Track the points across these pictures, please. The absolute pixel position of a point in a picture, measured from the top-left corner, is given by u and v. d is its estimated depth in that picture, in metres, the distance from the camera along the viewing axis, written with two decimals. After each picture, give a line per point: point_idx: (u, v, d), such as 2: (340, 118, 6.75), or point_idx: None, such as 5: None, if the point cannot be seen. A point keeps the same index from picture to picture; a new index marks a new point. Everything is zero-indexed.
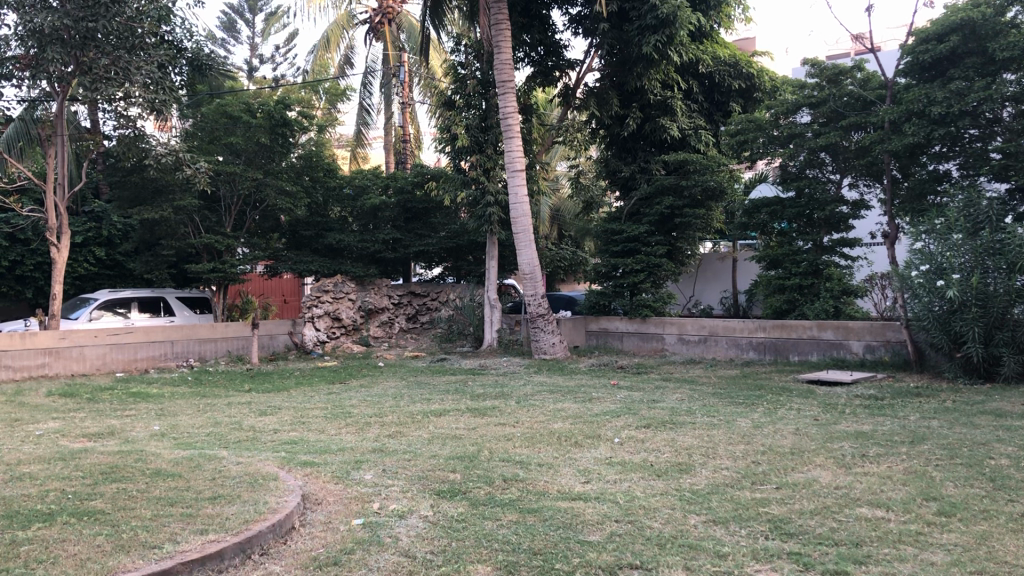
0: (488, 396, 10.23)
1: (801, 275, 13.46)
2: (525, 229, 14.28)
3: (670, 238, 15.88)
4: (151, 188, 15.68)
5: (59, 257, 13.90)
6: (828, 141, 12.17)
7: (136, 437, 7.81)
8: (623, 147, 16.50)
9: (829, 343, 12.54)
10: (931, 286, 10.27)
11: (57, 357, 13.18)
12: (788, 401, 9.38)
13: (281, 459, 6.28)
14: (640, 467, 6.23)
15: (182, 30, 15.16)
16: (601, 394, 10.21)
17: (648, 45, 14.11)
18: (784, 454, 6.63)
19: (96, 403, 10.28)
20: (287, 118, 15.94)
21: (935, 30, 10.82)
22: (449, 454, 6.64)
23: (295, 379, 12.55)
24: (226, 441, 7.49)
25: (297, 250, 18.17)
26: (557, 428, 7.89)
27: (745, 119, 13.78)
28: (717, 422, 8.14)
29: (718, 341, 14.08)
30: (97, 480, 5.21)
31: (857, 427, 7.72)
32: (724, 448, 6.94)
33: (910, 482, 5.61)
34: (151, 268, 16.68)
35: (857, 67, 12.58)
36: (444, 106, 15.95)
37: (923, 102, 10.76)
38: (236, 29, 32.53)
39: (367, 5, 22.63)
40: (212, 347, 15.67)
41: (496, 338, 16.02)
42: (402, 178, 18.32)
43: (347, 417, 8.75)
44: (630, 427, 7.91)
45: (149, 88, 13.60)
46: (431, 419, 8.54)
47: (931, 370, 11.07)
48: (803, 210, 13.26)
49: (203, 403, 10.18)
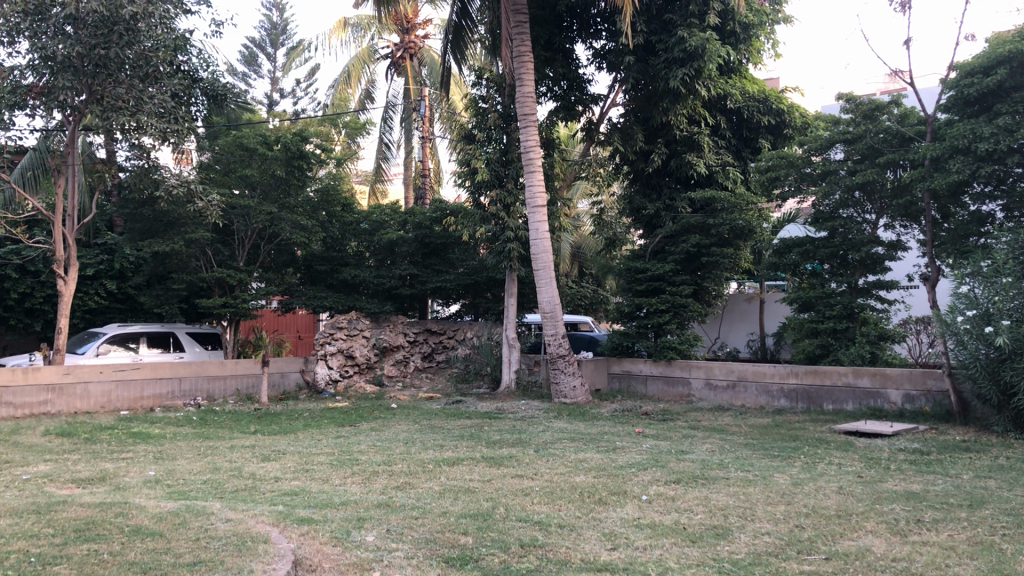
0: (505, 443, 9.65)
1: (835, 318, 12.73)
2: (546, 267, 13.77)
3: (696, 277, 15.26)
4: (164, 221, 15.33)
5: (66, 290, 13.51)
6: (863, 180, 11.65)
7: (128, 484, 7.31)
8: (648, 184, 16.00)
9: (866, 391, 11.88)
10: (978, 332, 9.66)
11: (60, 394, 12.73)
12: (827, 455, 8.73)
13: (276, 515, 5.74)
14: (671, 531, 5.63)
15: (198, 60, 14.88)
16: (625, 443, 9.62)
17: (675, 79, 13.67)
18: (830, 518, 5.99)
19: (93, 444, 9.79)
20: (304, 151, 15.59)
21: (981, 63, 10.29)
22: (462, 511, 6.07)
23: (303, 421, 11.98)
24: (223, 490, 6.99)
25: (312, 286, 17.77)
26: (579, 482, 7.31)
27: (776, 155, 13.29)
28: (753, 478, 7.54)
29: (747, 387, 13.44)
30: (66, 539, 4.68)
31: (906, 486, 7.08)
32: (762, 508, 6.32)
33: (979, 556, 4.98)
34: (162, 302, 16.21)
35: (894, 103, 12.07)
36: (464, 140, 15.58)
37: (968, 138, 10.22)
38: (257, 63, 32.56)
39: (388, 40, 22.44)
40: (221, 385, 15.21)
41: (514, 380, 15.44)
42: (421, 213, 17.88)
43: (354, 464, 8.23)
44: (658, 482, 7.33)
45: (161, 118, 13.28)
46: (444, 469, 7.98)
47: (977, 423, 10.39)
48: (836, 250, 12.67)
49: (205, 446, 9.68)
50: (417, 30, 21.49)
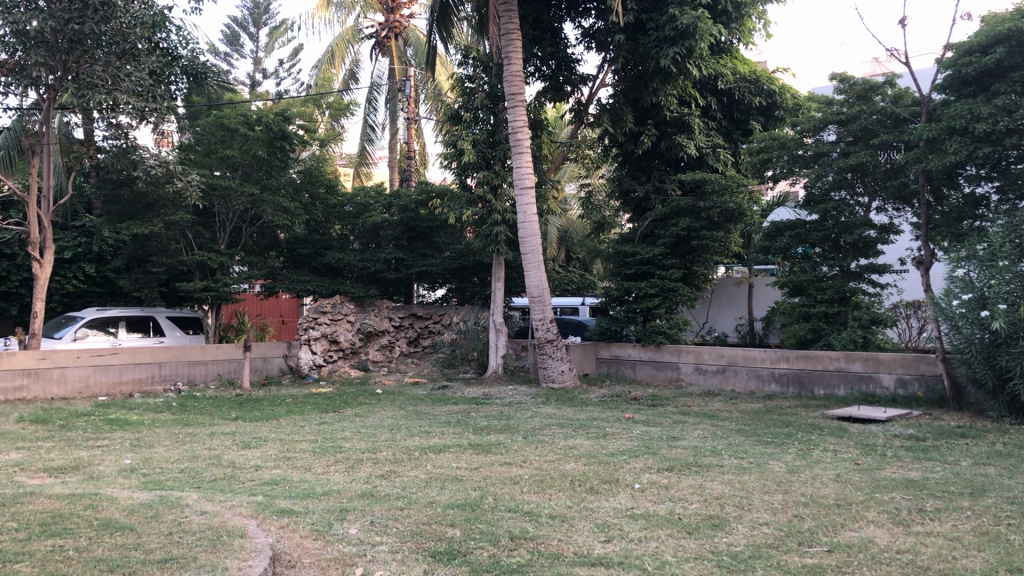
0: (493, 429, 9.42)
1: (827, 302, 12.56)
2: (533, 249, 13.51)
3: (686, 261, 15.06)
4: (143, 203, 14.98)
5: (42, 273, 13.16)
6: (857, 162, 11.46)
7: (103, 472, 7.06)
8: (637, 166, 15.74)
9: (858, 376, 11.72)
10: (974, 317, 9.50)
11: (36, 379, 12.42)
12: (822, 442, 8.54)
13: (256, 506, 5.50)
14: (667, 522, 5.42)
15: (177, 38, 14.49)
16: (615, 429, 9.41)
17: (665, 58, 13.39)
18: (830, 507, 5.79)
19: (68, 431, 9.50)
20: (286, 132, 15.25)
21: (979, 42, 10.09)
22: (449, 501, 5.83)
23: (286, 407, 11.73)
24: (200, 479, 6.74)
25: (295, 269, 17.45)
26: (569, 470, 7.09)
27: (768, 136, 13.09)
28: (748, 465, 7.34)
29: (737, 371, 13.28)
30: (31, 534, 4.43)
31: (904, 473, 6.89)
32: (759, 497, 6.12)
33: (986, 548, 4.79)
34: (141, 286, 15.88)
35: (888, 83, 11.87)
36: (450, 120, 15.27)
37: (966, 118, 10.03)
38: (239, 43, 32.03)
39: (373, 19, 22.02)
40: (202, 370, 14.91)
41: (501, 364, 15.22)
42: (406, 196, 17.57)
43: (338, 452, 8.00)
44: (651, 469, 7.12)
45: (139, 95, 12.87)
46: (430, 456, 7.74)
47: (970, 408, 10.24)
48: (828, 233, 12.49)
49: (184, 433, 9.41)
50: (402, 10, 21.09)
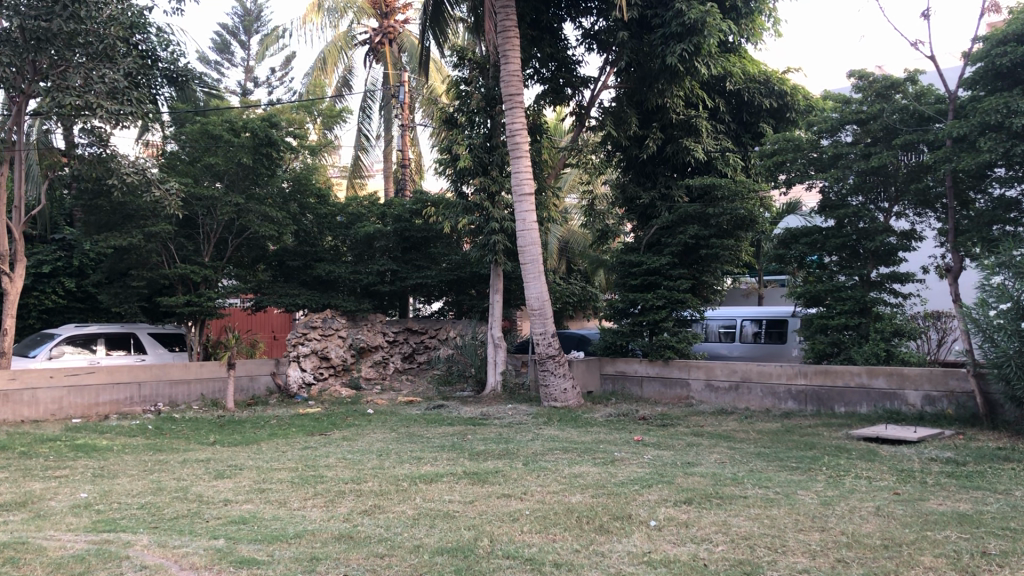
0: (490, 455, 8.64)
1: (846, 314, 11.74)
2: (533, 260, 12.75)
3: (694, 270, 14.30)
4: (122, 214, 14.26)
5: (13, 287, 12.35)
6: (879, 163, 10.73)
7: (51, 509, 6.31)
8: (642, 172, 15.00)
9: (881, 393, 10.93)
10: (1015, 330, 8.72)
11: (5, 401, 11.64)
12: (851, 467, 7.76)
13: (218, 553, 4.76)
14: (691, 570, 4.64)
15: (157, 39, 13.78)
16: (625, 454, 8.63)
17: (673, 56, 12.71)
18: (879, 550, 5.01)
19: (28, 459, 8.73)
20: (274, 137, 14.49)
21: (1014, 30, 9.38)
22: (440, 544, 5.08)
23: (269, 430, 10.94)
24: (159, 517, 5.97)
25: (284, 282, 16.68)
26: (575, 503, 6.30)
27: (782, 138, 12.32)
28: (774, 496, 6.56)
29: (751, 388, 12.52)
30: None
31: (952, 506, 6.11)
32: (794, 537, 5.35)
33: None
34: (121, 301, 15.14)
35: (910, 80, 11.15)
36: (446, 125, 14.58)
37: (1001, 113, 9.27)
38: (230, 51, 31.42)
39: (367, 25, 21.45)
40: (185, 390, 14.13)
41: (500, 382, 14.41)
42: (400, 205, 16.86)
43: (319, 482, 7.23)
44: (666, 503, 6.32)
45: (113, 97, 12.06)
46: (420, 487, 6.97)
47: (1007, 427, 9.47)
48: (846, 240, 11.73)
49: (153, 461, 8.65)
50: (397, 15, 20.52)
